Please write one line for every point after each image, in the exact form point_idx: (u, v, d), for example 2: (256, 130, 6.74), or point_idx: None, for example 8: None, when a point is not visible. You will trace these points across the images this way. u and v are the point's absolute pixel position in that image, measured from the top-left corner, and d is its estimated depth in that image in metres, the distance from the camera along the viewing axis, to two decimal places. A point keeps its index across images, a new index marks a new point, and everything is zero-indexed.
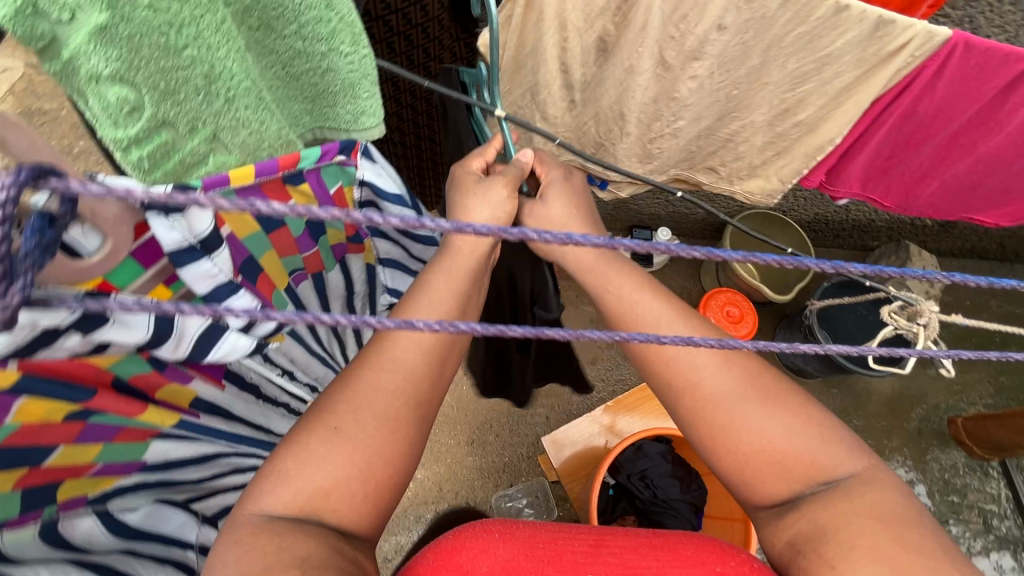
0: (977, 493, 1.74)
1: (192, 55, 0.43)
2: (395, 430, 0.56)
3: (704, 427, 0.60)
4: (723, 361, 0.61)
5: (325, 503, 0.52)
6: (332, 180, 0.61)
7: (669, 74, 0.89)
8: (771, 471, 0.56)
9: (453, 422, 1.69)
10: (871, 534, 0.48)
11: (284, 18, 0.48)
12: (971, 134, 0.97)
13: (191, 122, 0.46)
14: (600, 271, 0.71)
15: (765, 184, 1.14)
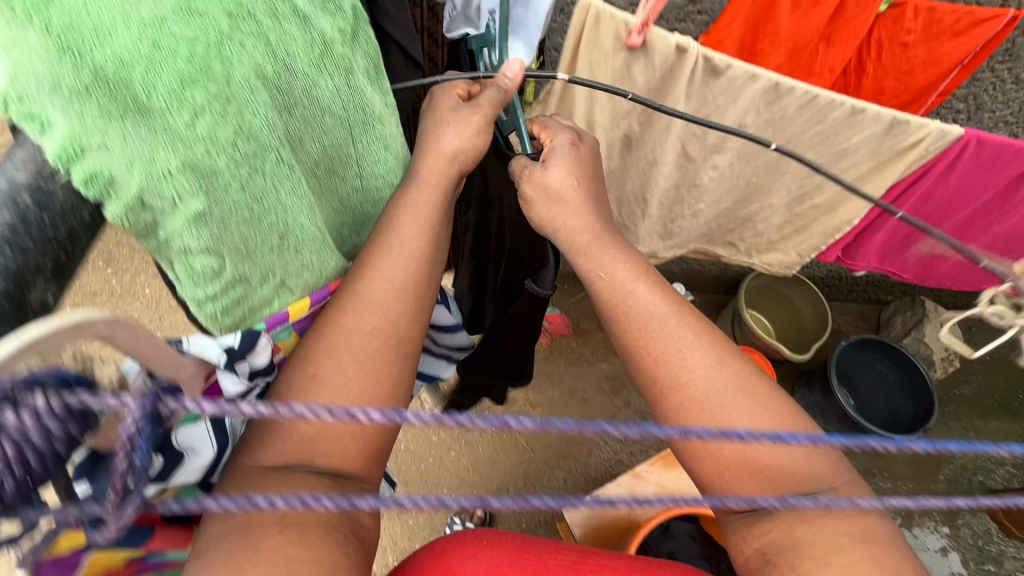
0: (1014, 560, 1.67)
1: (284, 222, 0.40)
2: (375, 370, 0.42)
3: (684, 426, 0.50)
4: (715, 360, 0.52)
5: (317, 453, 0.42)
6: None
7: (691, 164, 0.92)
8: (752, 481, 0.47)
9: (468, 486, 1.65)
10: (848, 552, 0.41)
11: (351, 163, 0.46)
12: (986, 216, 0.98)
13: (270, 279, 0.42)
14: (596, 254, 0.58)
15: (784, 258, 1.14)
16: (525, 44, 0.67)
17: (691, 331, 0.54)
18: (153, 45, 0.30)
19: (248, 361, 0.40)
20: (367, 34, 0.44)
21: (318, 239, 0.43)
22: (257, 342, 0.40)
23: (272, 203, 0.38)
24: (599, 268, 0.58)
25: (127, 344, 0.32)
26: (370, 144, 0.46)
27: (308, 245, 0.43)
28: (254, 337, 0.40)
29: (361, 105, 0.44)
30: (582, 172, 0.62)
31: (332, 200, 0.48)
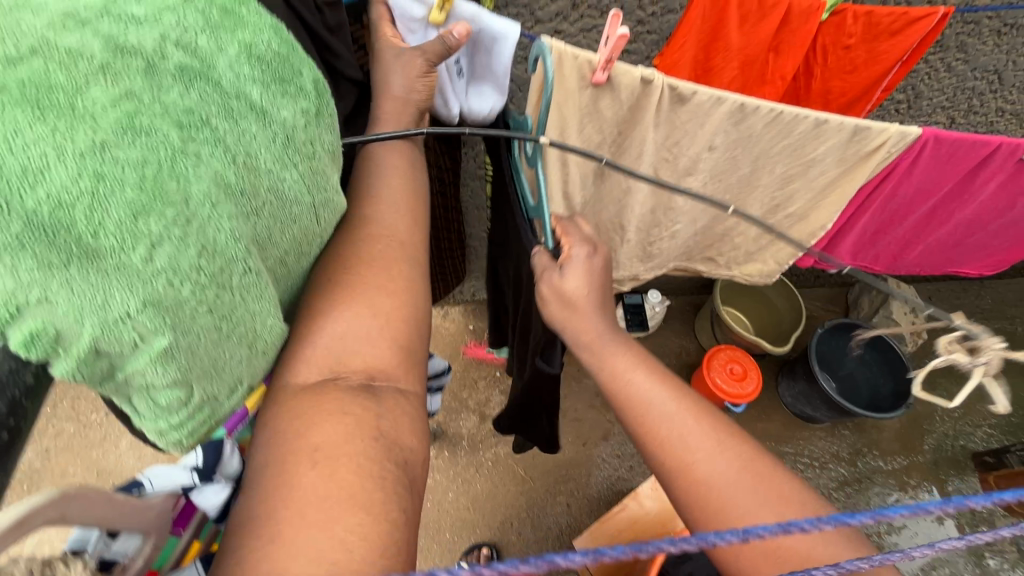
0: (1004, 519, 1.72)
1: (255, 329, 0.36)
2: (393, 277, 0.48)
3: (700, 514, 0.52)
4: (716, 444, 0.54)
5: (345, 355, 0.44)
6: None
7: (665, 188, 0.93)
8: (766, 561, 0.50)
9: (472, 525, 1.60)
10: None
11: (316, 243, 0.42)
12: (947, 207, 1.00)
13: (238, 390, 0.36)
14: (599, 350, 0.61)
15: (763, 268, 1.15)
16: (496, 87, 0.63)
17: (690, 414, 0.55)
18: (96, 176, 0.26)
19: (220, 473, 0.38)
20: (327, 109, 0.41)
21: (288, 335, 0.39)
22: (223, 451, 0.38)
23: (243, 314, 0.34)
24: (599, 362, 0.61)
25: (80, 516, 0.28)
26: (336, 220, 0.43)
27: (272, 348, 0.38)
28: (219, 449, 0.38)
29: (324, 185, 0.40)
30: (595, 282, 0.63)
31: (294, 283, 0.43)
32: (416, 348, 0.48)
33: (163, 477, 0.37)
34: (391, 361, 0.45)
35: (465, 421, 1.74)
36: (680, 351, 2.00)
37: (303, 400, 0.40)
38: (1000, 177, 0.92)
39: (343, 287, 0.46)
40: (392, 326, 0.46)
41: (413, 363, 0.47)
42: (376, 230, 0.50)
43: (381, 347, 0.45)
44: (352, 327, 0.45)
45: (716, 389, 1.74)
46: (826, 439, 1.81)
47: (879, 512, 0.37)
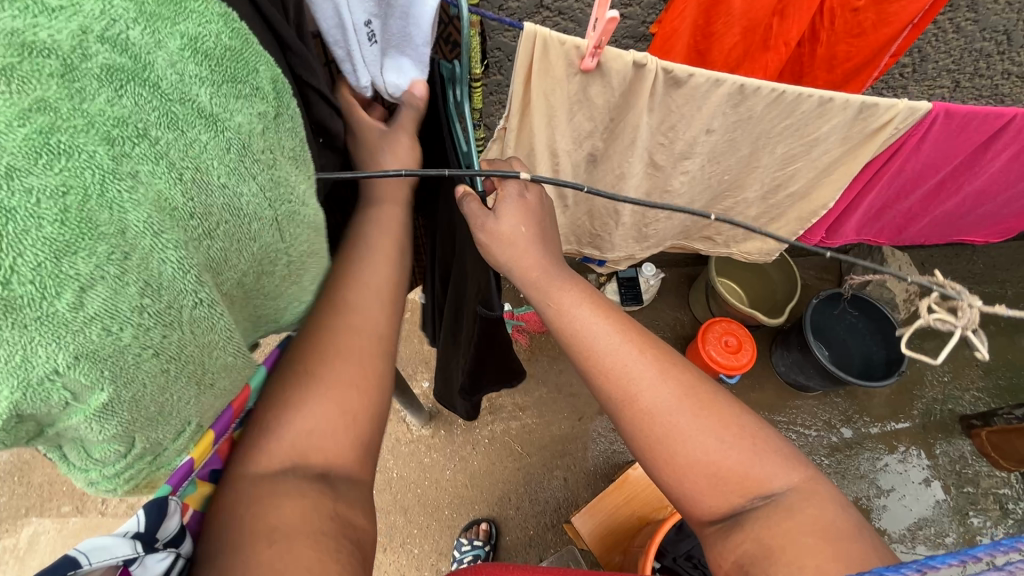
0: (989, 478, 1.75)
1: (215, 365, 0.32)
2: (364, 367, 0.51)
3: (644, 439, 0.55)
4: (658, 373, 0.57)
5: (311, 449, 0.46)
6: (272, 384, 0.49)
7: (661, 172, 0.88)
8: (707, 483, 0.52)
9: (471, 502, 1.61)
10: (815, 553, 0.45)
11: (284, 258, 0.39)
12: (957, 178, 0.95)
13: (188, 441, 0.34)
14: (544, 288, 0.63)
15: (765, 245, 1.12)
16: (418, 62, 0.55)
17: (633, 348, 0.58)
18: (5, 212, 0.21)
19: (163, 534, 0.36)
20: (287, 109, 0.36)
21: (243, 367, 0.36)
22: (168, 509, 0.36)
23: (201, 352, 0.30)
24: (546, 300, 0.63)
25: None
26: (305, 230, 0.39)
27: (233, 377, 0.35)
28: (164, 505, 0.36)
29: (286, 194, 0.36)
30: (530, 219, 0.65)
31: (256, 304, 0.40)
32: (374, 443, 0.51)
33: (98, 548, 0.33)
34: (352, 456, 0.48)
35: None
36: (674, 325, 1.98)
37: (262, 485, 0.43)
38: (1014, 148, 0.87)
39: (314, 378, 0.49)
40: (356, 424, 0.49)
41: (369, 456, 0.50)
42: (358, 322, 0.52)
43: (338, 447, 0.47)
44: (318, 424, 0.47)
45: (709, 361, 1.74)
46: (818, 407, 1.82)
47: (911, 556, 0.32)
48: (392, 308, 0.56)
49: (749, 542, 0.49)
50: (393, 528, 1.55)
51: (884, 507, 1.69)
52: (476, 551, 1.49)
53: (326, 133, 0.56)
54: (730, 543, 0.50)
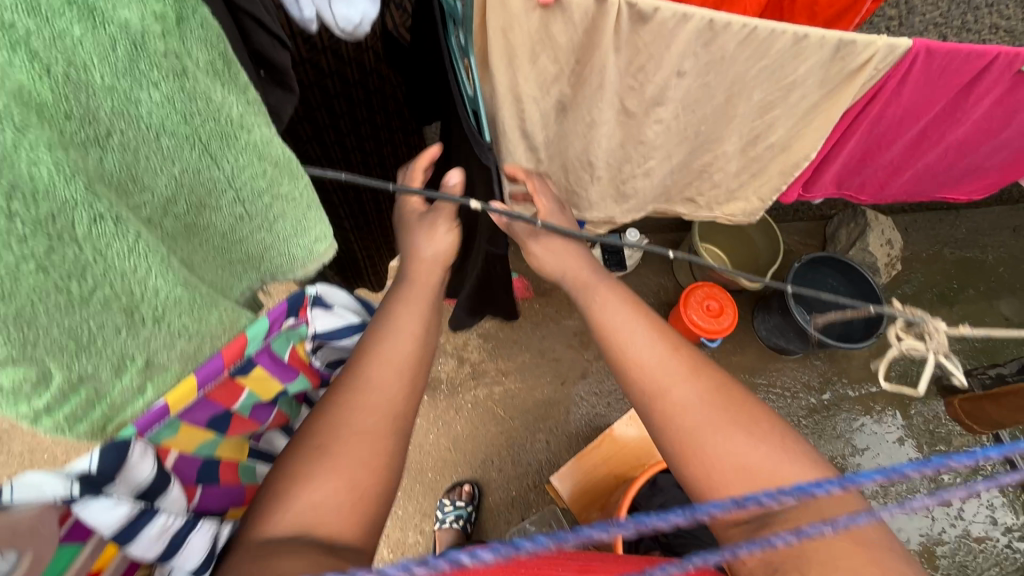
0: (961, 437, 1.79)
1: (142, 291, 0.34)
2: (380, 440, 0.49)
3: (677, 434, 0.56)
4: (689, 370, 0.59)
5: (316, 522, 0.44)
6: (283, 347, 0.53)
7: (633, 120, 0.85)
8: (737, 480, 0.53)
9: (454, 464, 1.63)
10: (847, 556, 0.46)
11: (218, 191, 0.38)
12: (939, 128, 0.91)
13: (138, 380, 0.38)
14: (589, 289, 0.71)
15: (747, 206, 1.09)
16: None
17: (667, 347, 0.61)
18: None
19: (119, 480, 0.41)
20: (199, 12, 0.31)
21: (185, 302, 0.38)
22: (125, 455, 0.41)
23: (108, 273, 0.32)
24: (584, 302, 0.69)
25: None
26: (241, 161, 0.37)
27: (179, 309, 0.38)
28: (123, 449, 0.41)
29: (208, 111, 0.34)
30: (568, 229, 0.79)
31: (199, 237, 0.40)
32: (382, 518, 0.48)
33: (45, 484, 0.39)
34: (359, 532, 0.46)
35: (443, 364, 1.72)
36: (659, 290, 1.97)
37: (268, 551, 0.41)
38: (995, 94, 0.82)
39: (326, 451, 0.47)
40: (363, 501, 0.46)
41: (376, 530, 0.47)
42: (379, 393, 0.51)
43: (345, 525, 0.45)
44: (326, 498, 0.45)
45: (691, 325, 1.74)
46: (798, 369, 1.84)
47: (852, 482, 0.38)
48: (417, 373, 0.54)
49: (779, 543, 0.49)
50: None
51: (859, 465, 1.73)
52: (458, 511, 1.51)
53: (268, 66, 0.53)
54: (757, 542, 0.50)
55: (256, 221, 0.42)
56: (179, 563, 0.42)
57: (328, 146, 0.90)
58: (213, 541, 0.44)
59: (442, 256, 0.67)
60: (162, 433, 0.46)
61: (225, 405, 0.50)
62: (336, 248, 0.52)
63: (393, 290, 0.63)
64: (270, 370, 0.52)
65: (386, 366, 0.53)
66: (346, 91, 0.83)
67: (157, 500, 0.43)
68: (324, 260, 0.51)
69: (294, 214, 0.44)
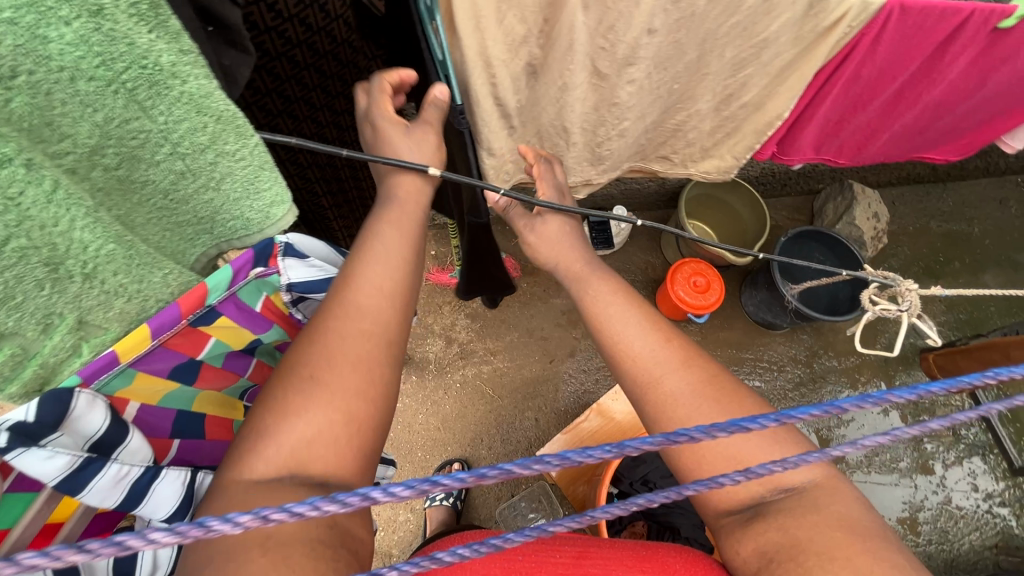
0: (945, 407, 1.81)
1: (66, 244, 0.33)
2: (370, 373, 0.49)
3: (666, 422, 0.56)
4: (681, 362, 0.59)
5: (308, 459, 0.45)
6: (253, 297, 0.51)
7: (606, 82, 0.83)
8: (730, 471, 0.53)
9: (443, 443, 1.63)
10: (838, 543, 0.46)
11: (150, 143, 0.37)
12: (914, 87, 0.90)
13: (72, 341, 0.38)
14: (583, 281, 0.70)
15: (720, 163, 1.08)
16: None
17: (660, 336, 0.61)
18: None
19: (65, 430, 0.37)
20: None
21: (119, 257, 0.37)
22: (70, 404, 0.38)
23: (24, 223, 0.30)
24: (581, 291, 0.69)
25: None
26: (170, 109, 0.36)
27: (113, 266, 0.37)
28: (66, 399, 0.38)
29: (128, 53, 0.32)
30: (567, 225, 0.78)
31: (134, 194, 0.39)
32: (374, 450, 0.48)
33: None
34: (351, 465, 0.46)
35: (431, 345, 1.72)
36: (646, 267, 1.97)
37: (257, 496, 0.42)
38: (971, 53, 0.81)
39: (315, 382, 0.47)
40: (359, 432, 0.47)
41: (368, 462, 0.48)
42: (367, 327, 0.51)
43: (338, 460, 0.45)
44: (318, 432, 0.45)
45: (678, 301, 1.74)
46: (784, 344, 1.85)
47: (784, 415, 0.37)
48: (401, 306, 0.54)
49: (774, 532, 0.49)
50: None
51: (844, 437, 1.75)
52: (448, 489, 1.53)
53: (217, 23, 0.52)
54: (752, 533, 0.50)
55: (199, 178, 0.41)
56: (152, 507, 0.43)
57: (301, 120, 0.87)
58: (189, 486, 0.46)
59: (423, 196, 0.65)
60: (113, 381, 0.42)
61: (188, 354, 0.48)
62: (295, 214, 0.50)
63: (378, 211, 0.61)
64: (236, 319, 0.50)
65: (366, 308, 0.52)
66: (316, 63, 0.80)
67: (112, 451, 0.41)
68: (283, 226, 0.49)
69: (244, 174, 0.43)
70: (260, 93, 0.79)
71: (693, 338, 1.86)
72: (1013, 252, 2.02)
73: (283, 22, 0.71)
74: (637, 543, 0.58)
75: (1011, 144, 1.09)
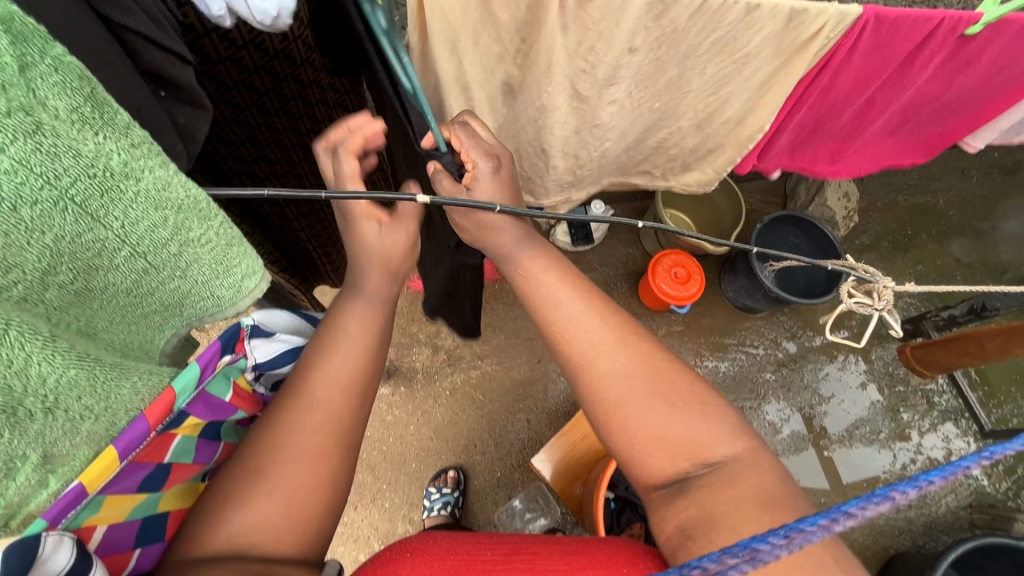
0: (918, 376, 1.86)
1: (23, 381, 0.30)
2: (319, 464, 0.48)
3: (600, 402, 0.56)
4: (617, 340, 0.58)
5: (249, 543, 0.44)
6: (223, 387, 0.48)
7: (587, 104, 0.81)
8: (655, 445, 0.53)
9: (437, 452, 1.63)
10: (753, 518, 0.46)
11: (108, 249, 0.35)
12: (886, 93, 0.91)
13: (39, 476, 0.33)
14: (520, 260, 0.67)
15: (703, 176, 1.08)
16: None
17: (595, 317, 0.59)
18: None
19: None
20: (45, 54, 0.28)
21: (84, 382, 0.34)
22: (37, 551, 0.32)
23: None
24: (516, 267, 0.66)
25: None
26: (128, 211, 0.35)
27: (77, 390, 0.33)
28: (28, 548, 0.32)
29: (73, 167, 0.31)
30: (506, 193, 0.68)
31: (98, 302, 0.36)
32: (320, 529, 0.48)
33: None
34: (292, 546, 0.46)
35: (418, 354, 1.70)
36: (627, 260, 1.96)
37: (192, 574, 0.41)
38: (940, 59, 0.81)
39: (267, 471, 0.46)
40: (303, 514, 0.47)
41: (313, 534, 0.47)
42: (319, 417, 0.49)
43: (279, 543, 0.45)
44: (262, 517, 0.45)
45: (661, 294, 1.75)
46: (765, 326, 1.89)
47: (793, 531, 0.33)
48: (359, 393, 0.52)
49: (693, 506, 0.48)
50: (362, 488, 1.56)
51: (826, 413, 1.81)
52: (445, 497, 1.52)
53: (169, 85, 0.47)
54: (678, 505, 0.50)
55: (164, 271, 0.40)
56: None
57: (264, 147, 0.81)
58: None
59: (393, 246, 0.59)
60: (80, 514, 0.37)
61: (156, 463, 0.43)
62: (269, 277, 0.48)
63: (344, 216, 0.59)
64: (203, 416, 0.46)
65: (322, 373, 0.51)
66: (277, 87, 0.75)
67: None
68: (256, 295, 0.47)
69: (211, 256, 0.42)
70: (220, 123, 0.73)
71: (677, 328, 1.88)
72: (977, 221, 2.08)
73: (238, 48, 0.67)
74: (573, 538, 0.56)
75: (973, 144, 1.10)
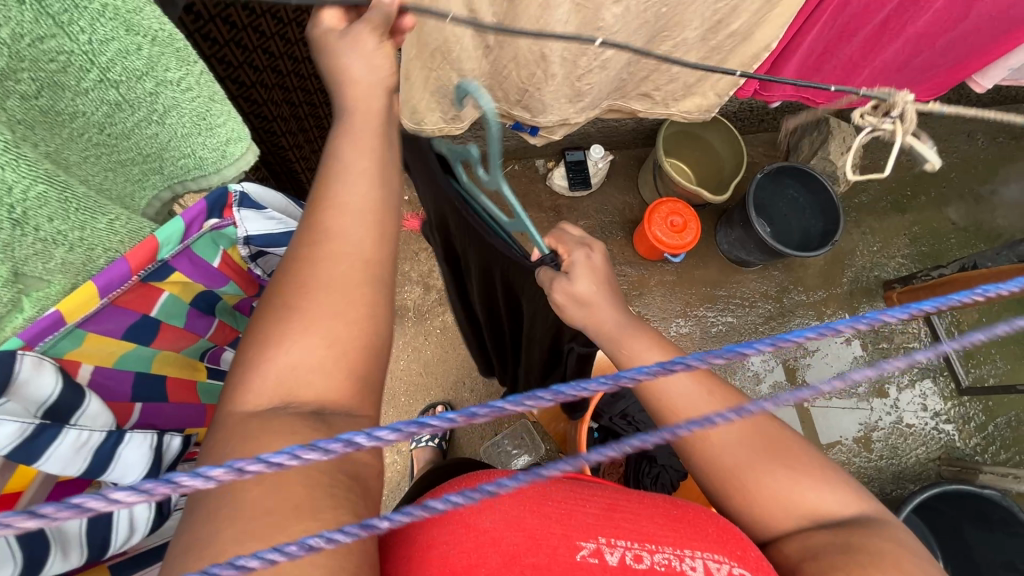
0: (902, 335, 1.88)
1: None
2: (356, 296, 0.43)
3: (714, 477, 0.53)
4: (725, 408, 0.55)
5: (299, 388, 0.41)
6: (210, 251, 0.49)
7: (591, 3, 0.76)
8: (775, 504, 0.50)
9: (426, 387, 1.64)
10: (891, 546, 0.44)
11: (76, 67, 0.33)
12: (901, 16, 0.88)
13: (11, 296, 0.37)
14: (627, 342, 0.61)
15: (703, 101, 1.07)
16: None
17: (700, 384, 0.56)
18: None
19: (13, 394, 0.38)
20: None
21: (53, 197, 0.34)
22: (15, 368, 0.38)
23: None
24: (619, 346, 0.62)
25: None
26: (96, 25, 0.32)
27: (47, 211, 0.35)
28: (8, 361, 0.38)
29: None
30: (601, 276, 0.64)
31: (67, 126, 0.35)
32: (377, 377, 0.44)
33: None
34: (346, 396, 0.42)
35: (409, 292, 1.70)
36: (624, 207, 1.93)
37: (247, 427, 0.39)
38: None
39: (292, 309, 0.42)
40: (347, 356, 0.42)
41: (370, 389, 0.43)
42: (339, 247, 0.44)
43: (331, 389, 0.41)
44: (301, 360, 0.41)
45: (657, 241, 1.73)
46: (757, 280, 1.89)
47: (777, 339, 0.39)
48: (390, 227, 0.47)
49: (827, 533, 0.47)
50: None
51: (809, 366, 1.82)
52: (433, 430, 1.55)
53: None
54: (802, 535, 0.48)
55: (140, 111, 0.38)
56: (120, 469, 0.45)
57: (262, 70, 0.75)
58: (154, 450, 0.49)
59: (382, 87, 0.50)
60: (60, 344, 0.42)
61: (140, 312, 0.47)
62: (258, 152, 0.48)
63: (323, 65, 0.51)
64: (190, 273, 0.49)
65: (354, 205, 0.45)
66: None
67: (70, 417, 0.42)
68: (243, 165, 0.46)
69: (192, 111, 0.40)
70: (218, 41, 0.65)
71: (668, 278, 1.88)
72: (977, 185, 2.05)
73: None
74: (665, 496, 0.49)
75: (981, 83, 1.08)
